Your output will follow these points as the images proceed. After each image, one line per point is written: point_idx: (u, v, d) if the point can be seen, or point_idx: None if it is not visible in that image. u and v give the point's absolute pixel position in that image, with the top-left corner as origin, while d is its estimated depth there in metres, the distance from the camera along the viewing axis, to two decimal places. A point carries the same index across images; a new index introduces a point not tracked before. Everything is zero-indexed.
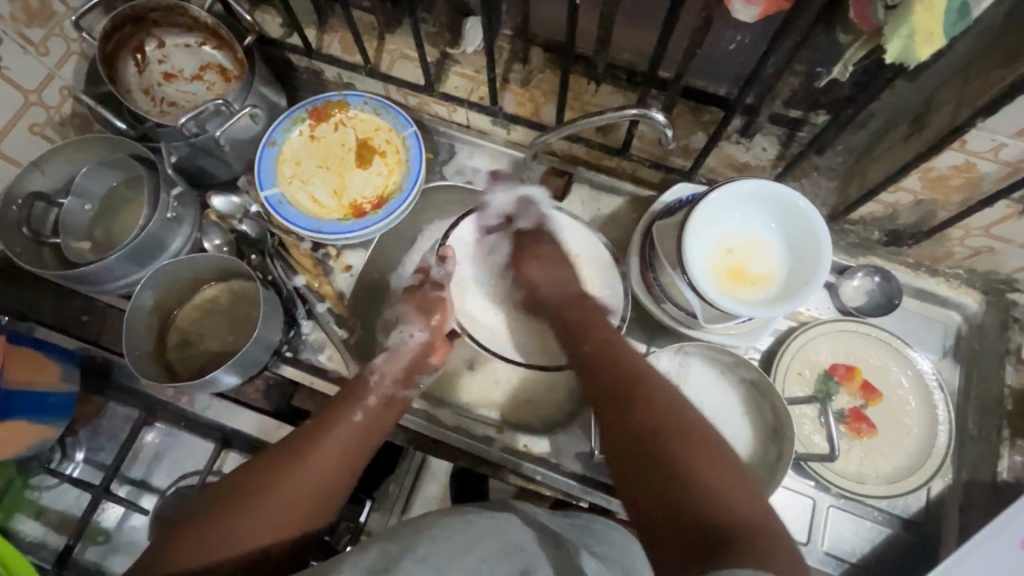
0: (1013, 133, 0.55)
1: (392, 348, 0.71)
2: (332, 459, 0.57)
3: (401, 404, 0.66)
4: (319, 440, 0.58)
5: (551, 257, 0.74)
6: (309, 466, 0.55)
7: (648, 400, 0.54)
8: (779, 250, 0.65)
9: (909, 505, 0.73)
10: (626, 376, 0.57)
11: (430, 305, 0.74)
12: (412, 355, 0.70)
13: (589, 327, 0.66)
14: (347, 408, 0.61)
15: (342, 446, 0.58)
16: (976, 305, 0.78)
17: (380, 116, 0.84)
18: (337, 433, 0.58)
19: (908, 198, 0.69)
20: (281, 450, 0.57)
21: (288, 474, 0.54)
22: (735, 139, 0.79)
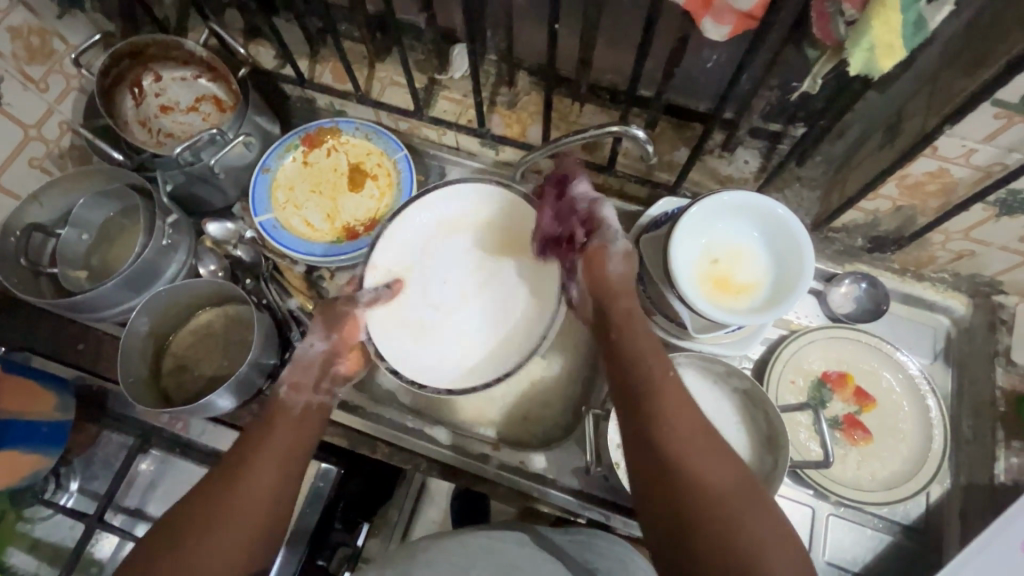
0: (982, 139, 0.56)
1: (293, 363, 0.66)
2: (259, 488, 0.53)
3: (325, 408, 0.64)
4: (243, 468, 0.54)
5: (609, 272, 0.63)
6: (234, 499, 0.52)
7: (700, 471, 0.48)
8: (763, 259, 0.66)
9: (909, 511, 0.72)
10: (674, 443, 0.50)
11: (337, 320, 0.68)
12: (319, 365, 0.66)
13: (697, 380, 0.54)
14: (260, 430, 0.58)
15: (265, 470, 0.54)
16: (963, 308, 0.79)
17: (371, 141, 0.87)
18: (261, 457, 0.55)
19: (887, 205, 0.70)
20: (211, 485, 0.54)
21: (214, 519, 0.51)
22: (717, 153, 0.81)
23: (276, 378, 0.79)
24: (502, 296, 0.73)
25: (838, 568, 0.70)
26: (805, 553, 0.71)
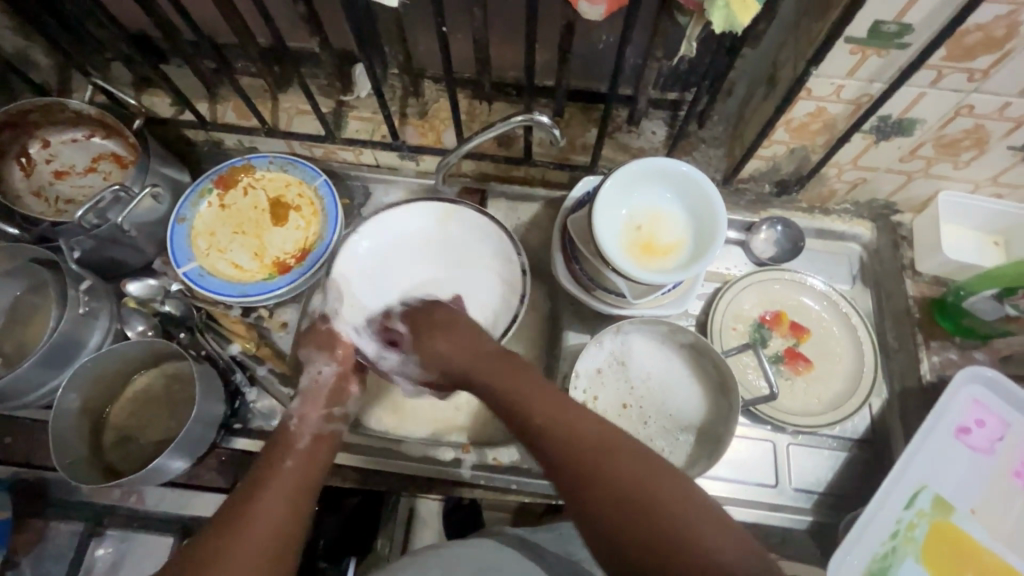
0: (845, 74, 0.62)
1: (303, 392, 0.67)
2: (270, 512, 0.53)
3: (331, 438, 0.64)
4: (247, 495, 0.54)
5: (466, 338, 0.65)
6: (238, 538, 0.50)
7: (608, 467, 0.51)
8: (681, 218, 0.70)
9: (857, 426, 0.77)
10: (568, 428, 0.54)
11: (330, 339, 0.71)
12: (329, 389, 0.68)
13: (508, 376, 0.60)
14: (276, 458, 0.58)
15: (295, 474, 0.57)
16: (870, 233, 0.86)
17: (288, 173, 0.87)
18: (273, 480, 0.55)
19: (783, 149, 0.76)
20: (205, 536, 0.51)
21: (230, 543, 0.50)
22: (626, 128, 0.85)
23: (231, 428, 0.76)
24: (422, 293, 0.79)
25: (805, 492, 0.74)
26: (774, 485, 0.75)
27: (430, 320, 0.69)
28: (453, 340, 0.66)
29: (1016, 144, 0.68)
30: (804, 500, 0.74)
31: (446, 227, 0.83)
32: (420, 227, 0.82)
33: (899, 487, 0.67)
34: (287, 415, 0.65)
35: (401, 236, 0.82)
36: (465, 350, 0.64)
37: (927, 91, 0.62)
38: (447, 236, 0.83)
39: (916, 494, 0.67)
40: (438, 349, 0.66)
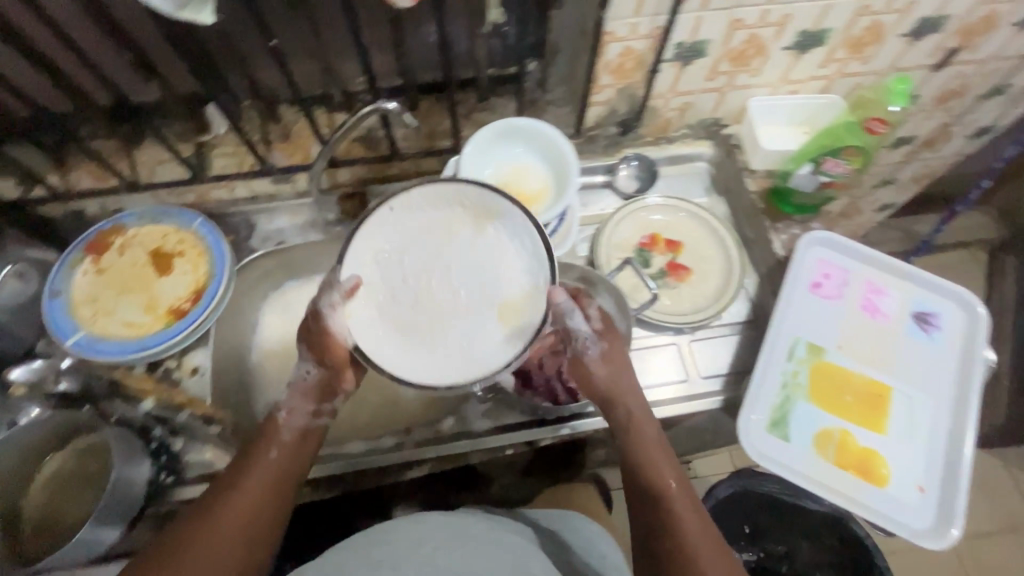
0: (634, 13, 0.72)
1: (290, 388, 0.65)
2: (244, 504, 0.56)
3: (316, 432, 0.65)
4: (230, 485, 0.57)
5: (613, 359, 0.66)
6: (213, 525, 0.53)
7: (683, 540, 0.56)
8: (540, 168, 0.77)
9: (741, 310, 0.88)
10: (658, 488, 0.60)
11: (319, 343, 0.63)
12: (320, 387, 0.65)
13: (631, 420, 0.65)
14: (259, 450, 0.60)
15: (273, 467, 0.60)
16: (709, 149, 0.99)
17: (162, 223, 0.86)
18: (261, 466, 0.59)
19: (613, 91, 0.86)
20: (186, 519, 0.55)
21: (204, 531, 0.53)
22: (479, 107, 0.93)
23: (165, 484, 0.74)
24: (446, 298, 0.62)
25: (712, 377, 0.84)
26: (685, 379, 0.83)
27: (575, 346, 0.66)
28: (609, 366, 0.66)
29: (787, 44, 0.82)
30: (712, 383, 0.84)
31: (476, 216, 0.63)
32: (440, 212, 0.64)
33: (779, 345, 0.77)
34: (276, 406, 0.64)
35: (417, 224, 0.63)
36: (610, 381, 0.65)
37: (702, 14, 0.74)
38: (480, 232, 0.63)
39: (794, 346, 0.77)
40: (587, 365, 0.66)
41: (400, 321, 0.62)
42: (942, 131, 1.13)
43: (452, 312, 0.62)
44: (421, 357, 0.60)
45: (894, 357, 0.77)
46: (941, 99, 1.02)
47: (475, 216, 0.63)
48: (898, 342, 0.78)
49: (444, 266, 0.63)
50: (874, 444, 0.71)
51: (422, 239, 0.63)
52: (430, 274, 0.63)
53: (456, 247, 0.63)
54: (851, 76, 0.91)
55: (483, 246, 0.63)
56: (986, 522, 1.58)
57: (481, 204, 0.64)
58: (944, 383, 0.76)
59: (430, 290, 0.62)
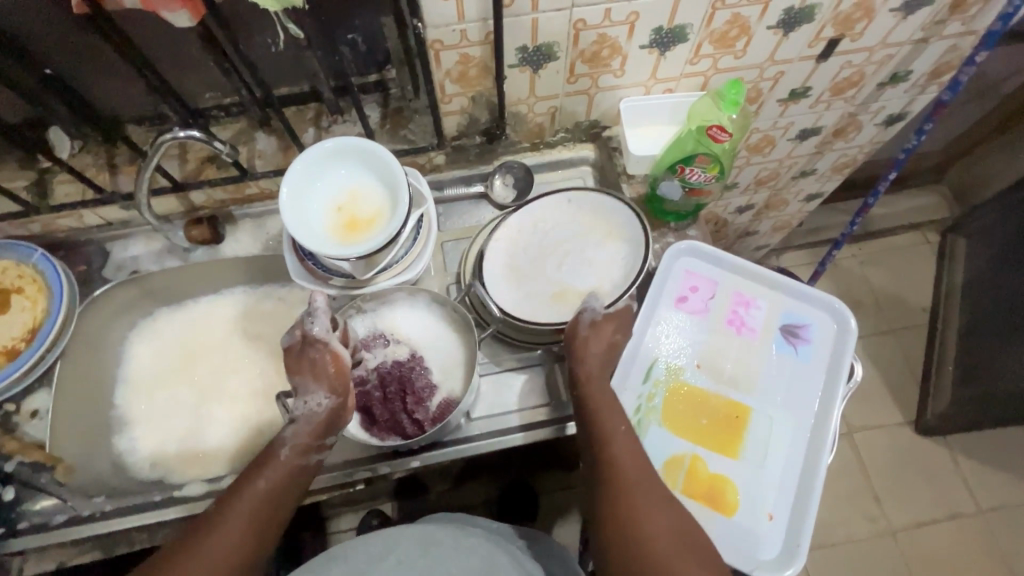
0: (457, 19, 0.67)
1: (298, 419, 0.66)
2: (221, 548, 0.56)
3: (310, 470, 0.66)
4: (213, 522, 0.58)
5: (602, 342, 0.70)
6: (206, 543, 0.56)
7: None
8: (377, 189, 0.73)
9: None
10: (649, 525, 0.57)
11: (316, 367, 0.68)
12: (326, 417, 0.67)
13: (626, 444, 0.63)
14: (250, 477, 0.62)
15: (260, 495, 0.60)
16: (592, 152, 0.95)
17: (1, 257, 0.82)
18: (243, 501, 0.59)
19: (467, 100, 0.81)
20: (183, 537, 0.57)
21: (192, 552, 0.55)
22: (339, 120, 0.88)
23: None
24: (551, 266, 0.82)
25: None
26: (548, 402, 0.79)
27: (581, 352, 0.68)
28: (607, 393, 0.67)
29: (645, 42, 0.76)
30: None
31: (584, 214, 0.83)
32: (581, 206, 0.83)
33: (636, 366, 0.73)
34: (280, 437, 0.65)
35: (557, 215, 0.84)
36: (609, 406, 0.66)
37: (535, 18, 0.69)
38: (558, 230, 0.83)
39: (651, 368, 0.73)
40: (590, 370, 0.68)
41: (509, 271, 0.82)
42: (850, 119, 1.07)
43: (544, 274, 0.81)
44: (530, 294, 0.80)
45: (756, 373, 0.74)
46: (837, 88, 0.96)
47: (607, 232, 0.82)
48: (763, 356, 0.74)
49: (548, 249, 0.82)
50: (725, 470, 0.69)
51: (534, 229, 0.84)
52: (538, 257, 0.82)
53: (556, 245, 0.82)
54: (727, 71, 0.85)
55: (595, 247, 0.81)
56: (930, 509, 1.53)
57: (600, 209, 0.83)
58: (807, 397, 0.72)
59: (525, 262, 0.82)
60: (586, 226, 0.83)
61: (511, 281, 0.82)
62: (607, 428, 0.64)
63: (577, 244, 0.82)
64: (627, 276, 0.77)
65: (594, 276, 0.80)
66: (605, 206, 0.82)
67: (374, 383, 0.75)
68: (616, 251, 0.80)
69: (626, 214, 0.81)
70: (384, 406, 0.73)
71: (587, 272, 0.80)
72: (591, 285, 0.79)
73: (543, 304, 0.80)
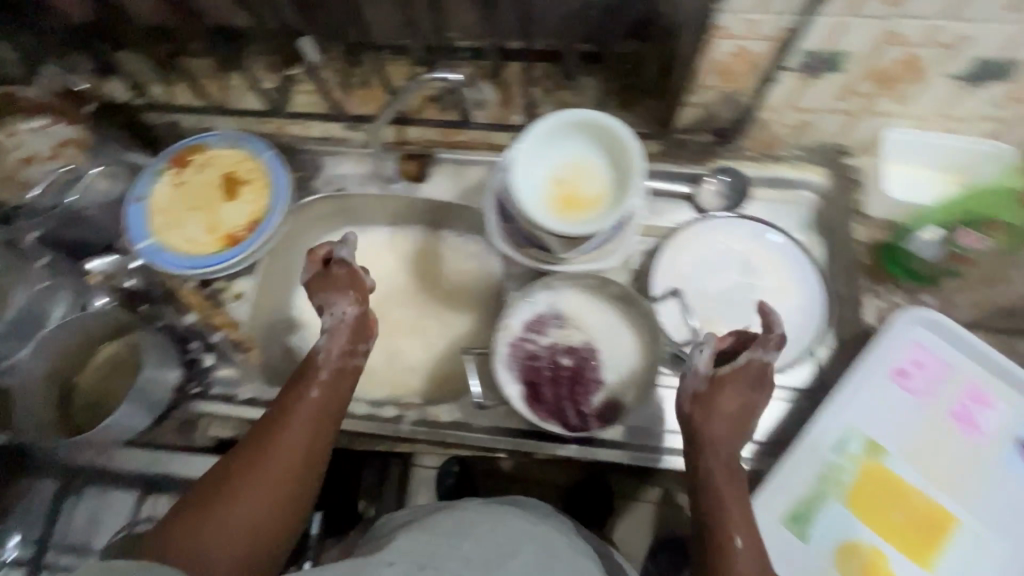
0: (757, 8, 0.60)
1: (329, 331, 0.66)
2: (297, 437, 0.58)
3: (353, 375, 0.67)
4: (265, 439, 0.58)
5: (733, 403, 0.59)
6: (271, 455, 0.56)
7: None
8: (603, 170, 0.69)
9: (799, 374, 0.77)
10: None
11: (342, 281, 0.68)
12: (354, 326, 0.67)
13: (724, 478, 0.56)
14: (301, 386, 0.63)
15: (308, 410, 0.61)
16: (821, 177, 0.83)
17: (239, 149, 0.90)
18: (294, 414, 0.60)
19: (716, 94, 0.74)
20: (241, 455, 0.57)
21: (256, 465, 0.55)
22: (564, 86, 0.85)
23: (190, 392, 0.83)
24: (718, 296, 0.81)
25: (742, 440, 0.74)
26: None
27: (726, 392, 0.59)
28: (719, 418, 0.58)
29: (957, 72, 0.65)
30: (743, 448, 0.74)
31: (762, 257, 0.82)
32: (761, 247, 0.83)
33: (830, 433, 0.66)
34: (315, 347, 0.66)
35: (735, 248, 0.83)
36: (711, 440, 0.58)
37: (846, 21, 0.60)
38: (734, 264, 0.82)
39: (847, 438, 0.66)
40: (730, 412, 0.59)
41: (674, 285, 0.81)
42: None
43: (708, 301, 0.80)
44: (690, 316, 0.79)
45: (971, 483, 0.64)
46: None
47: (781, 283, 0.81)
48: (984, 464, 0.64)
49: (718, 278, 0.82)
50: None
51: (708, 253, 0.83)
52: (706, 281, 0.82)
53: (727, 277, 0.82)
54: None
55: (767, 293, 0.81)
56: None
57: (782, 258, 0.82)
58: None
59: (693, 283, 0.81)
60: (763, 269, 0.82)
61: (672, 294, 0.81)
62: (714, 434, 0.58)
63: (748, 284, 0.81)
64: (796, 336, 0.78)
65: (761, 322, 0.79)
66: (788, 257, 0.82)
67: (545, 361, 0.74)
68: (788, 305, 0.80)
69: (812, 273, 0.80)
70: (551, 389, 0.73)
71: (754, 317, 0.79)
72: (755, 329, 0.78)
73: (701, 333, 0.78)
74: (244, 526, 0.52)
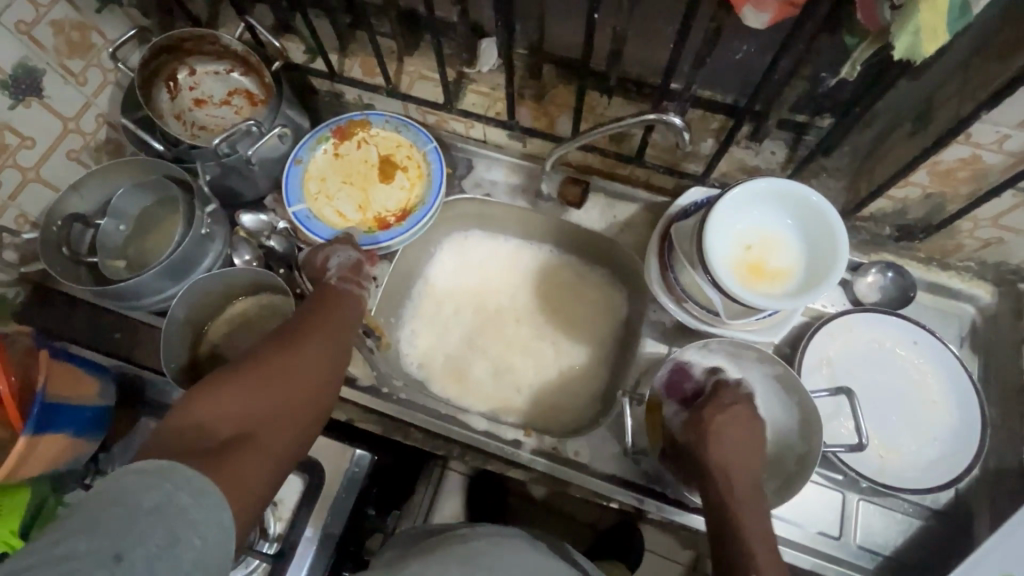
0: (1016, 124, 0.57)
1: (334, 271, 0.74)
2: (313, 361, 0.62)
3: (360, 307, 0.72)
4: (309, 334, 0.64)
5: (726, 413, 0.63)
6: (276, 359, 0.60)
7: None
8: (795, 246, 0.67)
9: (939, 497, 0.73)
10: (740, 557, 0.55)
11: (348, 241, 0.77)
12: (352, 262, 0.75)
13: (738, 465, 0.60)
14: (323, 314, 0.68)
15: (323, 330, 0.65)
16: (990, 297, 0.80)
17: (400, 134, 0.89)
18: (309, 329, 0.64)
19: (917, 193, 0.72)
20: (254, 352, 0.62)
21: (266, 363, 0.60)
22: (745, 144, 0.83)
23: None
24: (869, 396, 0.77)
25: (868, 552, 0.71)
26: (836, 537, 0.72)
27: (720, 404, 0.64)
28: (741, 447, 0.61)
29: None
30: (865, 559, 0.71)
31: (924, 365, 0.77)
32: (926, 353, 0.77)
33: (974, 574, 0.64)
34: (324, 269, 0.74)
35: (895, 349, 0.78)
36: (739, 460, 0.60)
37: None
38: (892, 366, 0.77)
39: None
40: (727, 447, 0.61)
41: (824, 377, 0.77)
42: None
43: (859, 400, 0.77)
44: (836, 414, 0.75)
45: None
46: None
47: (938, 397, 0.75)
48: None
49: (873, 377, 0.77)
50: None
51: (867, 349, 0.78)
52: (858, 379, 0.77)
53: (882, 379, 0.77)
54: None
55: (923, 404, 0.76)
56: None
57: (947, 371, 0.76)
58: None
59: (844, 377, 0.77)
60: (922, 378, 0.76)
61: (822, 385, 0.77)
62: (723, 457, 0.60)
63: (903, 391, 0.76)
64: (951, 463, 0.72)
65: (912, 435, 0.75)
66: (956, 371, 0.76)
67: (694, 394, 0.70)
68: (943, 424, 0.74)
69: (980, 395, 0.74)
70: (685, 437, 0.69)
71: (907, 429, 0.75)
72: (902, 441, 0.74)
73: (846, 435, 0.74)
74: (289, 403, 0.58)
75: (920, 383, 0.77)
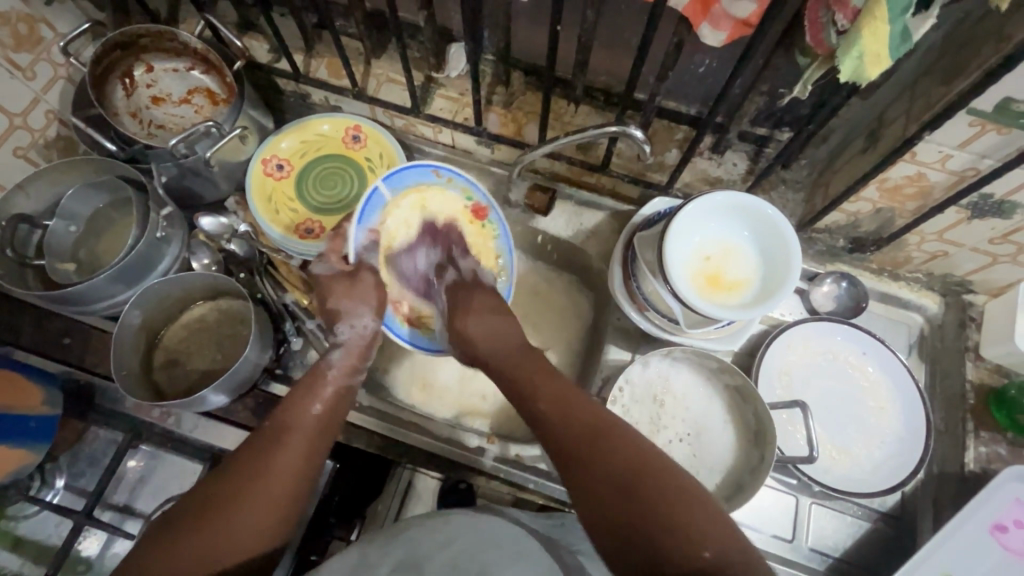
0: (957, 145, 0.60)
1: (345, 342, 0.71)
2: (293, 462, 0.58)
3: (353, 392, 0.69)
4: (287, 433, 0.60)
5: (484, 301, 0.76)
6: (261, 467, 0.56)
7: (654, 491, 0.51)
8: (752, 256, 0.69)
9: (886, 500, 0.76)
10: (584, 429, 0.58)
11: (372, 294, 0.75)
12: (364, 345, 0.72)
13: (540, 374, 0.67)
14: (305, 399, 0.64)
15: (307, 429, 0.61)
16: (935, 306, 0.83)
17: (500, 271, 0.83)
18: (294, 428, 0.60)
19: (868, 207, 0.74)
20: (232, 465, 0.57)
21: (244, 490, 0.54)
22: (707, 155, 0.84)
23: (271, 372, 0.79)
24: (822, 404, 0.79)
25: (819, 553, 0.74)
26: (790, 540, 0.74)
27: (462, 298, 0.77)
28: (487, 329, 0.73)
29: None
30: (816, 560, 0.74)
31: (875, 373, 0.80)
32: (877, 361, 0.80)
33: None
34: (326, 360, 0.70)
35: (847, 358, 0.80)
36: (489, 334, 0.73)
37: None
38: (844, 375, 0.80)
39: None
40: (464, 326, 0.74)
41: (779, 387, 0.80)
42: None
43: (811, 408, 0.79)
44: (789, 423, 0.78)
45: None
46: None
47: (887, 405, 0.78)
48: None
49: (826, 385, 0.80)
50: None
51: (821, 359, 0.81)
52: (812, 387, 0.80)
53: (834, 387, 0.80)
54: None
55: (872, 410, 0.78)
56: None
57: (896, 380, 0.79)
58: None
59: (798, 387, 0.80)
60: (873, 386, 0.79)
61: (777, 393, 0.79)
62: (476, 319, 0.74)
63: (854, 398, 0.79)
64: (895, 469, 0.75)
65: (862, 441, 0.77)
66: (903, 379, 0.78)
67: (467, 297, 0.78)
68: (890, 430, 0.77)
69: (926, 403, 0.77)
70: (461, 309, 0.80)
71: (857, 435, 0.77)
72: (851, 448, 0.77)
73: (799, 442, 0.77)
74: (269, 526, 0.54)
75: (870, 391, 0.79)
